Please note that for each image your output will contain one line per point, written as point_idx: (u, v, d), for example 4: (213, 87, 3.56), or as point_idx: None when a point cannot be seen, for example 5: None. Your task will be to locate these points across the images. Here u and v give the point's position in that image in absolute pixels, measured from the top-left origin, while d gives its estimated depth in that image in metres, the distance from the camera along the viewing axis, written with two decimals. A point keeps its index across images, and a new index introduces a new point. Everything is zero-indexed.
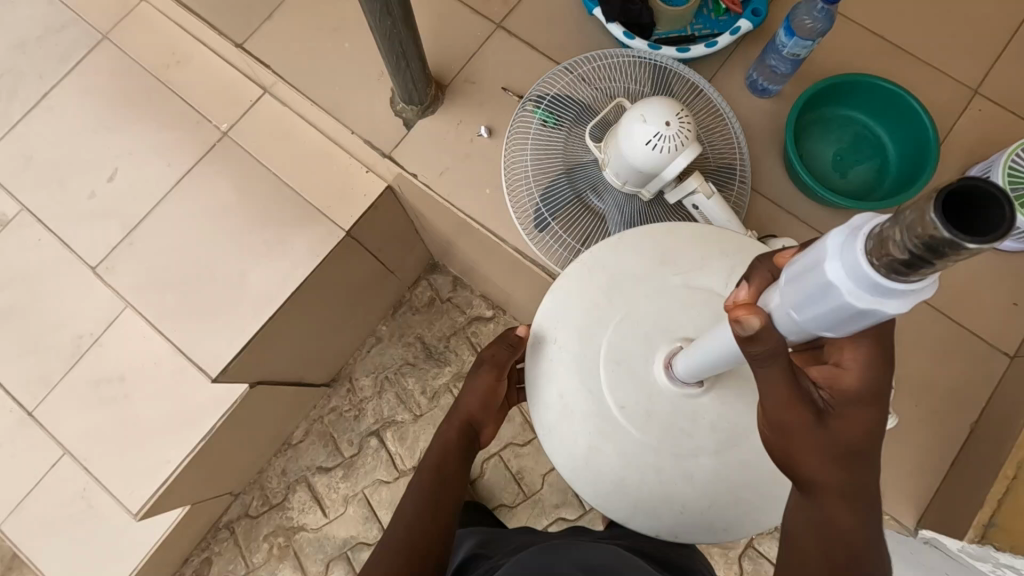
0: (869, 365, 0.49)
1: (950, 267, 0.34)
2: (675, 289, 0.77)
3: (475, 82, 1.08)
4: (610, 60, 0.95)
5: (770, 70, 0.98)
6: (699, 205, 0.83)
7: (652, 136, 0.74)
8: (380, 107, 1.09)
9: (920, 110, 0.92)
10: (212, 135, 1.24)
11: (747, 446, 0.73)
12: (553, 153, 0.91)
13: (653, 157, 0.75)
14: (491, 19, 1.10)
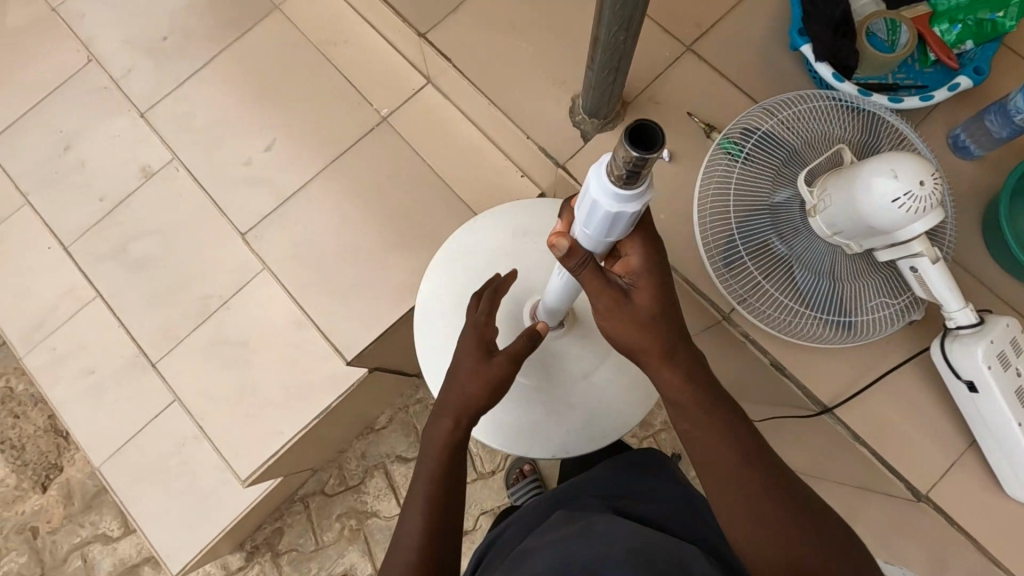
0: (646, 250, 0.60)
1: (650, 171, 0.45)
2: (530, 256, 0.96)
3: (659, 103, 1.06)
4: (818, 105, 0.91)
5: (984, 131, 0.95)
6: (919, 268, 0.78)
7: (901, 192, 0.70)
8: (558, 116, 1.08)
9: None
10: (372, 119, 1.25)
11: (605, 367, 0.92)
12: (752, 195, 0.89)
13: (894, 213, 0.72)
14: (682, 41, 1.08)
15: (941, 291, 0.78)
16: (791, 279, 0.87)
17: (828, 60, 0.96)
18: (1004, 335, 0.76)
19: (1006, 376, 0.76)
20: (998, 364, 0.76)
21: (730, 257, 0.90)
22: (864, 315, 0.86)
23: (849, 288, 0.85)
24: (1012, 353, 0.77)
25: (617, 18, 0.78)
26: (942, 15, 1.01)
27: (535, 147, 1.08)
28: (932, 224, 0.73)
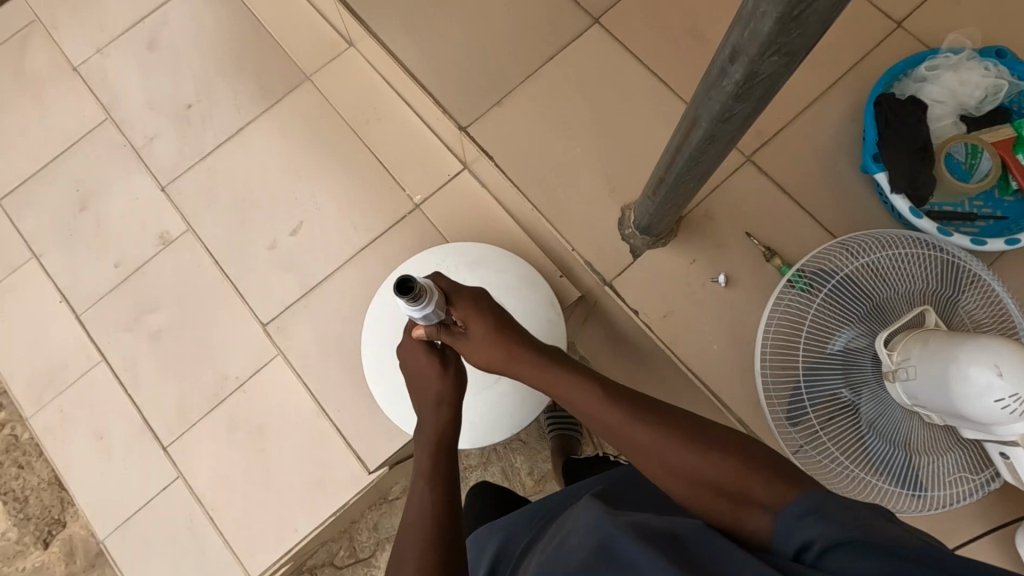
0: (458, 293, 0.78)
1: (419, 294, 0.69)
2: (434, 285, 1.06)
3: (715, 218, 0.98)
4: (907, 250, 0.83)
5: None
6: (1010, 454, 0.71)
7: (1007, 395, 0.64)
8: (605, 226, 1.01)
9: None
10: (405, 204, 1.18)
11: None
12: (823, 344, 0.82)
13: (995, 413, 0.65)
14: (741, 150, 1.01)
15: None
16: (857, 440, 0.80)
17: (905, 193, 0.89)
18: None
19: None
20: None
21: (795, 410, 0.82)
22: (938, 488, 0.78)
23: (922, 460, 0.78)
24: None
25: (688, 170, 0.71)
26: None
27: (580, 259, 1.01)
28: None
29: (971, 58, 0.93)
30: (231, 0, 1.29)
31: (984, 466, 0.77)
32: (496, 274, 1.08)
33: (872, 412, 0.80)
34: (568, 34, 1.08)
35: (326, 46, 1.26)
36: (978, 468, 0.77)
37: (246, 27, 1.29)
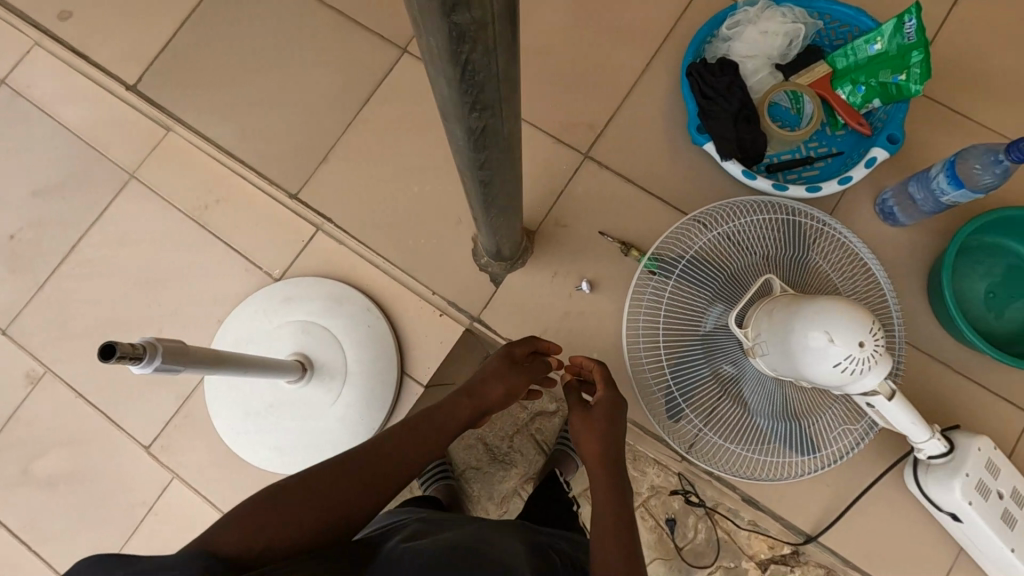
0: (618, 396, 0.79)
1: (132, 349, 0.58)
2: (266, 326, 1.07)
3: (566, 225, 0.96)
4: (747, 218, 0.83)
5: (911, 202, 0.87)
6: (875, 403, 0.70)
7: (840, 357, 0.63)
8: (462, 260, 0.97)
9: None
10: (263, 282, 1.11)
11: (358, 365, 1.05)
12: (684, 323, 0.81)
13: (836, 377, 0.64)
14: (577, 148, 0.99)
15: (904, 423, 0.70)
16: (733, 419, 0.79)
17: (735, 156, 0.88)
18: (976, 465, 0.69)
19: (987, 505, 0.69)
20: (978, 497, 0.69)
21: (676, 405, 0.81)
22: (825, 446, 0.80)
23: (797, 422, 0.78)
24: (986, 479, 0.69)
25: (494, 209, 0.70)
26: (843, 75, 0.93)
27: (443, 301, 0.97)
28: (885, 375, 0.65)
29: (768, 6, 0.91)
30: (39, 118, 1.21)
31: (854, 418, 0.79)
32: (322, 299, 1.08)
33: (744, 389, 0.78)
34: (376, 74, 1.04)
35: (144, 137, 1.18)
36: (845, 421, 0.79)
37: (57, 140, 1.20)
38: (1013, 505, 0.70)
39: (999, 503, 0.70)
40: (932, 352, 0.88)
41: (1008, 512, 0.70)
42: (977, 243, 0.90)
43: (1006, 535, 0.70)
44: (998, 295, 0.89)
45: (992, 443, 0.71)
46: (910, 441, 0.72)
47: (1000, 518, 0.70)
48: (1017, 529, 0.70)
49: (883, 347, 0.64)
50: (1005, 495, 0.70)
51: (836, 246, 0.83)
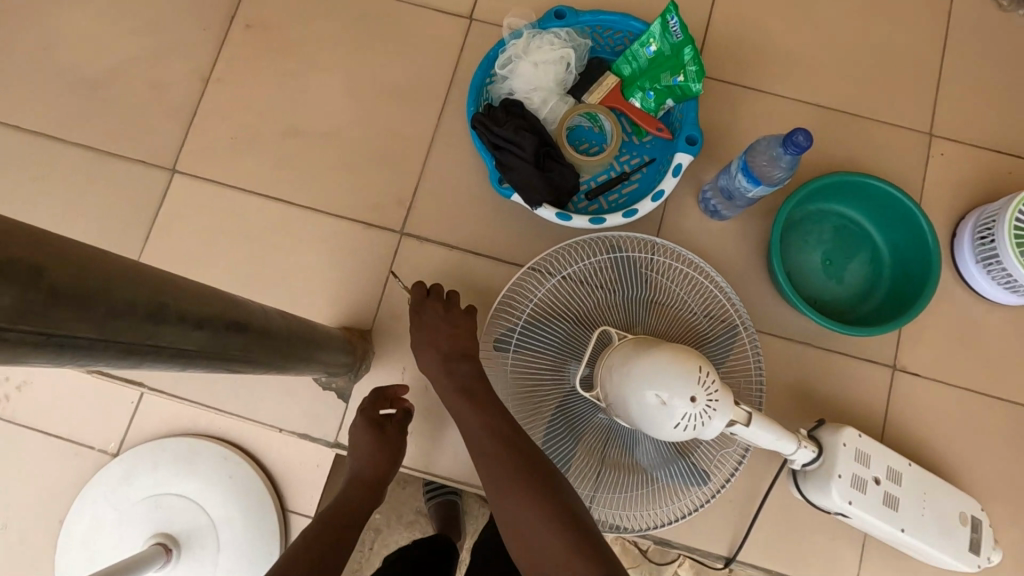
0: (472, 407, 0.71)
1: None
2: (114, 512, 0.94)
3: (402, 313, 0.89)
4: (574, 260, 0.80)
5: (727, 197, 0.84)
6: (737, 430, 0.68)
7: (678, 416, 0.59)
8: (302, 383, 0.88)
9: (895, 191, 0.84)
10: (100, 463, 0.97)
11: (230, 523, 0.94)
12: (537, 391, 0.77)
13: (682, 435, 0.60)
14: (390, 227, 0.91)
15: (770, 442, 0.68)
16: (615, 479, 0.75)
17: (546, 201, 0.83)
18: (846, 462, 0.68)
19: (867, 497, 0.68)
20: (856, 492, 0.68)
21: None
22: (714, 477, 0.76)
23: (668, 464, 0.75)
24: (859, 471, 0.68)
25: (284, 363, 0.61)
26: (631, 82, 0.90)
27: (294, 434, 0.87)
28: (730, 412, 0.62)
29: (533, 35, 0.87)
30: None
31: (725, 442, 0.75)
32: (167, 464, 0.95)
33: (606, 442, 0.75)
34: (152, 205, 0.93)
35: None
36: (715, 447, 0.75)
37: None
38: (891, 485, 0.70)
39: (878, 490, 0.69)
40: (793, 335, 0.86)
41: (889, 495, 0.70)
42: (803, 215, 0.90)
43: (892, 518, 0.69)
44: (835, 260, 0.89)
45: (856, 432, 0.70)
46: (784, 454, 0.70)
47: (882, 504, 0.69)
48: (901, 507, 0.70)
49: (717, 389, 0.60)
50: (881, 479, 0.70)
51: (670, 266, 0.80)
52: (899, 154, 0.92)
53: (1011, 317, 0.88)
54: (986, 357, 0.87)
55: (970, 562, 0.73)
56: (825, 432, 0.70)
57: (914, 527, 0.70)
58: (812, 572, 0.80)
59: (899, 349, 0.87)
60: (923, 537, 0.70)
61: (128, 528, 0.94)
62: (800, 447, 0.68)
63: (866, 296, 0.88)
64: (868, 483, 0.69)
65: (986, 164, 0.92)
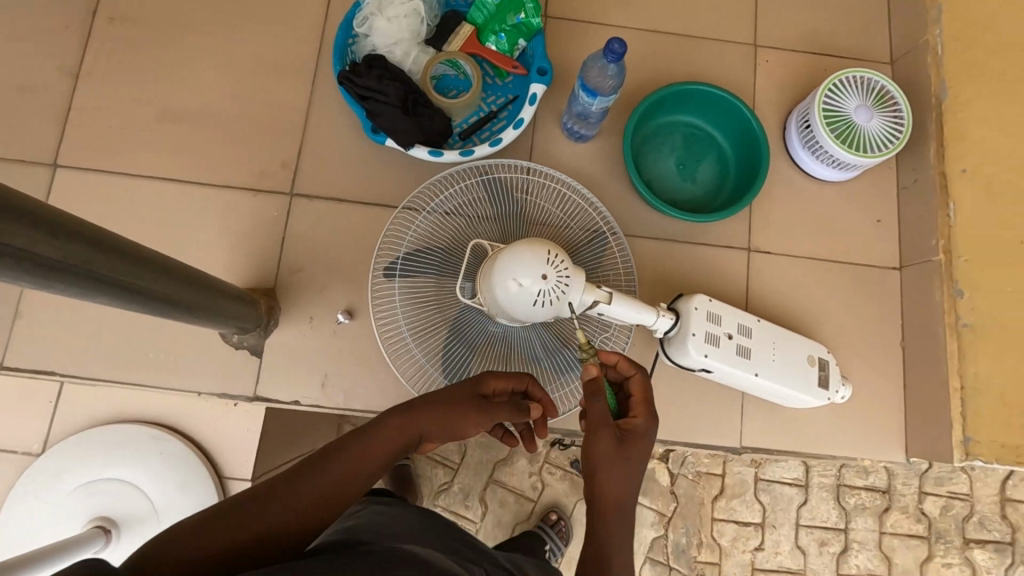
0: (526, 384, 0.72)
1: None
2: (46, 505, 0.96)
3: (302, 268, 0.94)
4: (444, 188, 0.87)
5: (583, 119, 0.94)
6: (604, 310, 0.77)
7: (535, 294, 0.67)
8: (214, 347, 0.91)
9: (725, 93, 0.93)
10: (26, 464, 0.99)
11: (165, 497, 0.97)
12: (427, 311, 0.83)
13: (543, 312, 0.68)
14: (280, 190, 0.96)
15: (633, 316, 0.77)
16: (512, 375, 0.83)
17: (417, 141, 0.90)
18: (699, 322, 0.78)
19: (721, 349, 0.79)
20: (710, 346, 0.78)
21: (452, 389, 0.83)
22: None
23: (554, 352, 0.83)
24: (712, 329, 0.79)
25: (170, 300, 0.65)
26: (485, 28, 0.98)
27: (214, 395, 0.91)
28: (584, 288, 0.70)
29: None
30: None
31: (600, 324, 0.84)
32: (94, 452, 0.97)
33: (495, 346, 0.83)
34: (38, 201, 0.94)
35: None
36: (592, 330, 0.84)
37: None
38: (743, 338, 0.81)
39: (731, 343, 0.80)
40: (657, 233, 0.98)
41: (741, 346, 0.80)
42: (655, 128, 1.00)
43: (746, 365, 0.80)
44: (687, 164, 1.00)
45: (705, 297, 0.80)
46: (649, 326, 0.79)
47: (736, 354, 0.80)
48: (753, 355, 0.81)
49: (567, 267, 0.68)
50: (732, 334, 0.80)
51: (533, 182, 0.89)
52: (730, 66, 1.04)
53: (840, 192, 1.01)
54: (824, 228, 1.00)
55: (820, 395, 0.85)
56: (680, 302, 0.80)
57: (765, 370, 0.81)
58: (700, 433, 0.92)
59: (751, 232, 0.99)
60: (775, 378, 0.82)
61: (62, 518, 0.95)
62: (659, 317, 0.78)
63: (717, 192, 0.99)
64: (720, 338, 0.79)
65: (804, 65, 1.05)
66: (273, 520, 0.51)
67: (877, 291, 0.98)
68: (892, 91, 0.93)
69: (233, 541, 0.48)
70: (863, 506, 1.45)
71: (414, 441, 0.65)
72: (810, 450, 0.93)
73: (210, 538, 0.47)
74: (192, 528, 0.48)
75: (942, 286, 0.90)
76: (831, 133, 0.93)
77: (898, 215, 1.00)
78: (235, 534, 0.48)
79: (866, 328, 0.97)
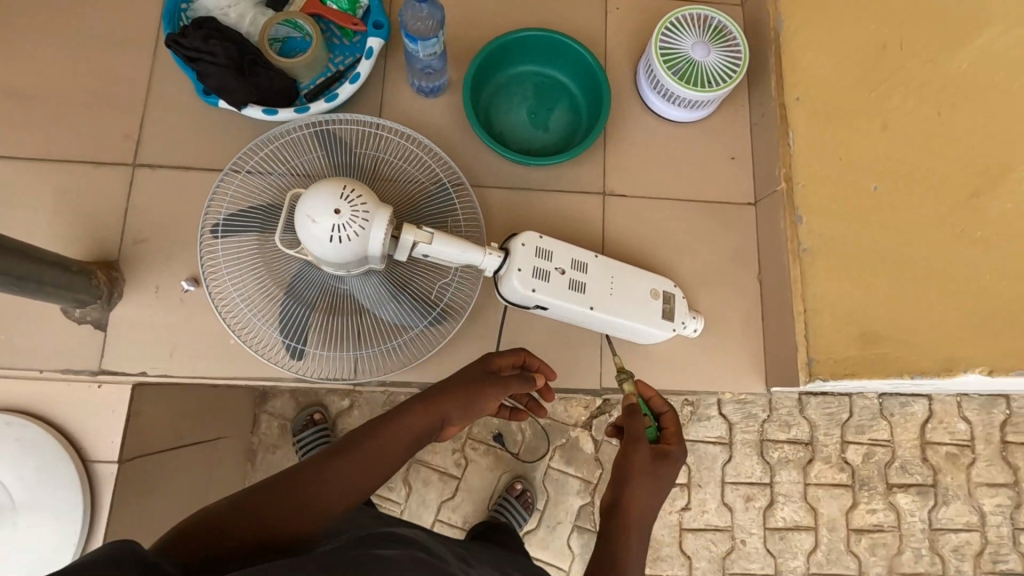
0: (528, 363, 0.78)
1: None
2: None
3: (147, 238, 0.92)
4: (271, 146, 0.86)
5: (425, 71, 0.94)
6: (428, 252, 0.76)
7: (330, 231, 0.65)
8: (56, 323, 0.89)
9: (553, 34, 0.94)
10: None
11: None
12: (257, 269, 0.81)
13: (344, 250, 0.67)
14: (123, 161, 0.94)
15: (459, 256, 0.76)
16: (351, 326, 0.83)
17: (250, 101, 0.89)
18: (525, 257, 0.77)
19: (551, 284, 0.78)
20: (538, 281, 0.78)
21: (290, 343, 0.82)
22: (439, 303, 0.86)
23: (394, 298, 0.83)
24: (541, 264, 0.78)
25: None
26: None
27: (59, 372, 0.89)
28: (390, 225, 0.68)
29: None
30: None
31: (435, 271, 0.85)
32: None
33: (333, 296, 0.82)
34: None
35: None
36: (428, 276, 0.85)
37: None
38: (577, 273, 0.80)
39: (563, 278, 0.79)
40: (510, 183, 0.98)
41: (574, 281, 0.80)
42: (506, 80, 1.00)
43: (581, 299, 0.80)
44: (539, 113, 0.99)
45: (535, 234, 0.79)
46: (479, 266, 0.78)
47: (568, 288, 0.79)
48: (588, 290, 0.81)
49: (364, 204, 0.67)
50: (564, 269, 0.80)
51: (365, 133, 0.88)
52: (580, 15, 1.04)
53: (693, 133, 1.01)
54: (679, 168, 1.00)
55: (665, 327, 0.85)
56: (511, 241, 0.79)
57: (602, 305, 0.81)
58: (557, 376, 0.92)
59: (605, 177, 0.99)
60: (612, 312, 0.81)
61: None
62: (487, 256, 0.77)
63: (570, 139, 0.99)
64: (551, 275, 0.79)
65: (653, 10, 1.05)
66: (314, 501, 0.54)
67: (734, 226, 0.98)
68: (729, 27, 0.94)
69: (251, 530, 0.50)
70: (787, 458, 1.40)
71: (436, 424, 0.65)
72: (671, 387, 0.93)
73: (227, 524, 0.49)
74: (217, 525, 0.49)
75: (785, 214, 0.90)
76: (670, 71, 0.94)
77: (752, 151, 1.01)
78: (253, 523, 0.50)
79: (724, 263, 0.97)
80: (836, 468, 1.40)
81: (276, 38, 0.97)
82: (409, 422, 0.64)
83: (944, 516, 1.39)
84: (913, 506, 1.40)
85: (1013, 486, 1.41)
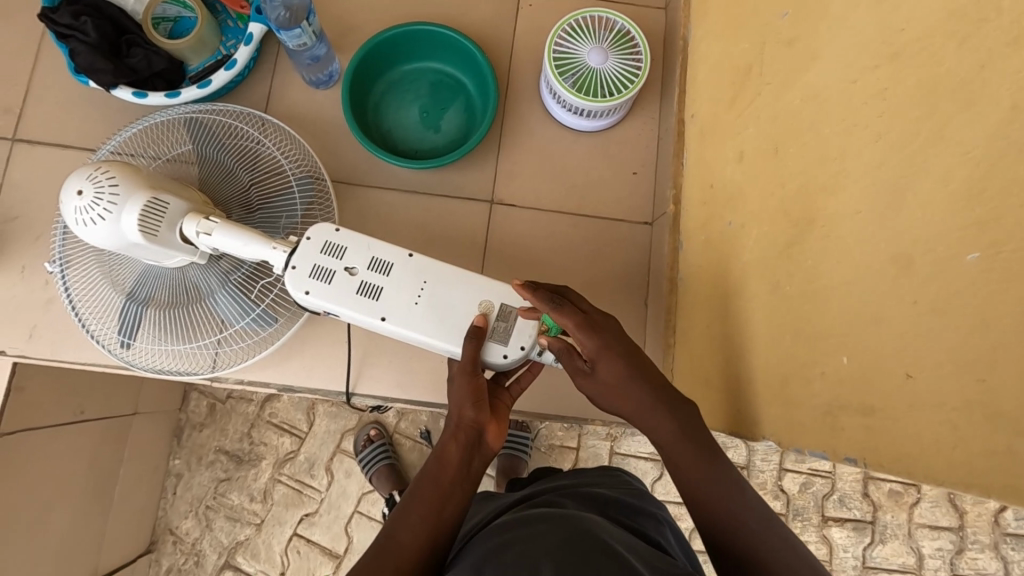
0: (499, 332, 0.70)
1: None
2: None
3: (17, 216, 0.89)
4: (132, 134, 0.84)
5: (311, 64, 0.90)
6: (214, 244, 0.72)
7: (76, 213, 0.65)
8: None
9: (429, 26, 0.89)
10: None
11: None
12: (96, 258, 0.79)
13: (91, 233, 0.66)
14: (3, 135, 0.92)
15: (244, 250, 0.71)
16: (181, 324, 0.80)
17: (119, 82, 0.86)
18: (304, 254, 0.71)
19: (331, 287, 0.71)
20: (315, 282, 0.71)
21: (120, 333, 0.80)
22: (269, 306, 0.81)
23: (225, 299, 0.79)
24: (325, 263, 0.71)
25: None
26: None
27: None
28: (141, 213, 0.66)
29: None
30: None
31: (266, 270, 0.80)
32: None
33: (163, 291, 0.79)
34: None
35: None
36: (255, 278, 0.80)
37: None
38: (372, 275, 0.72)
39: (350, 279, 0.71)
40: (397, 184, 0.93)
41: (365, 284, 0.71)
42: (399, 76, 0.96)
43: (371, 306, 0.71)
44: (431, 111, 0.95)
45: (330, 228, 0.73)
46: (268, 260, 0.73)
47: (355, 293, 0.71)
48: (383, 296, 0.71)
49: (113, 185, 0.65)
50: (356, 270, 0.72)
51: (221, 122, 0.84)
52: (488, 10, 0.98)
53: (596, 141, 0.95)
54: (577, 180, 0.94)
55: (493, 352, 0.69)
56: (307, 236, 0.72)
57: (397, 316, 0.70)
58: (423, 392, 0.88)
59: (496, 183, 0.94)
60: (422, 329, 0.70)
61: None
62: (271, 246, 0.71)
63: (460, 139, 0.94)
64: (341, 275, 0.71)
65: (567, 9, 0.98)
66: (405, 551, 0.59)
67: (628, 245, 0.92)
68: (632, 32, 0.88)
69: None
70: None
71: (468, 447, 0.65)
72: (540, 410, 0.89)
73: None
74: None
75: (670, 238, 0.85)
76: (563, 79, 0.88)
77: (655, 167, 0.94)
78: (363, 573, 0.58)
79: (615, 284, 0.90)
80: (769, 495, 1.29)
81: (166, 17, 0.93)
82: (448, 475, 0.64)
83: (878, 555, 1.27)
84: (847, 542, 1.28)
85: (957, 530, 1.27)
